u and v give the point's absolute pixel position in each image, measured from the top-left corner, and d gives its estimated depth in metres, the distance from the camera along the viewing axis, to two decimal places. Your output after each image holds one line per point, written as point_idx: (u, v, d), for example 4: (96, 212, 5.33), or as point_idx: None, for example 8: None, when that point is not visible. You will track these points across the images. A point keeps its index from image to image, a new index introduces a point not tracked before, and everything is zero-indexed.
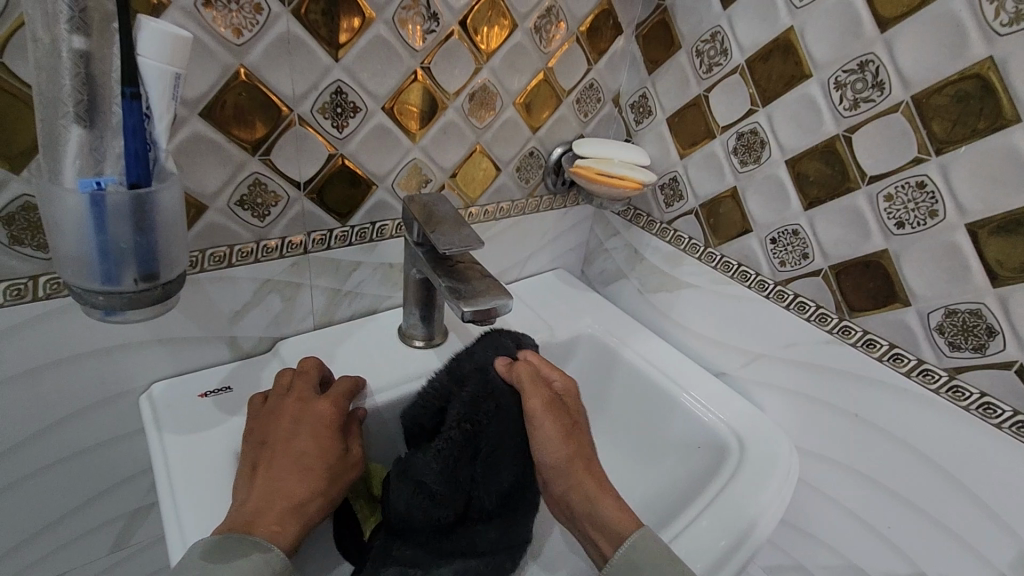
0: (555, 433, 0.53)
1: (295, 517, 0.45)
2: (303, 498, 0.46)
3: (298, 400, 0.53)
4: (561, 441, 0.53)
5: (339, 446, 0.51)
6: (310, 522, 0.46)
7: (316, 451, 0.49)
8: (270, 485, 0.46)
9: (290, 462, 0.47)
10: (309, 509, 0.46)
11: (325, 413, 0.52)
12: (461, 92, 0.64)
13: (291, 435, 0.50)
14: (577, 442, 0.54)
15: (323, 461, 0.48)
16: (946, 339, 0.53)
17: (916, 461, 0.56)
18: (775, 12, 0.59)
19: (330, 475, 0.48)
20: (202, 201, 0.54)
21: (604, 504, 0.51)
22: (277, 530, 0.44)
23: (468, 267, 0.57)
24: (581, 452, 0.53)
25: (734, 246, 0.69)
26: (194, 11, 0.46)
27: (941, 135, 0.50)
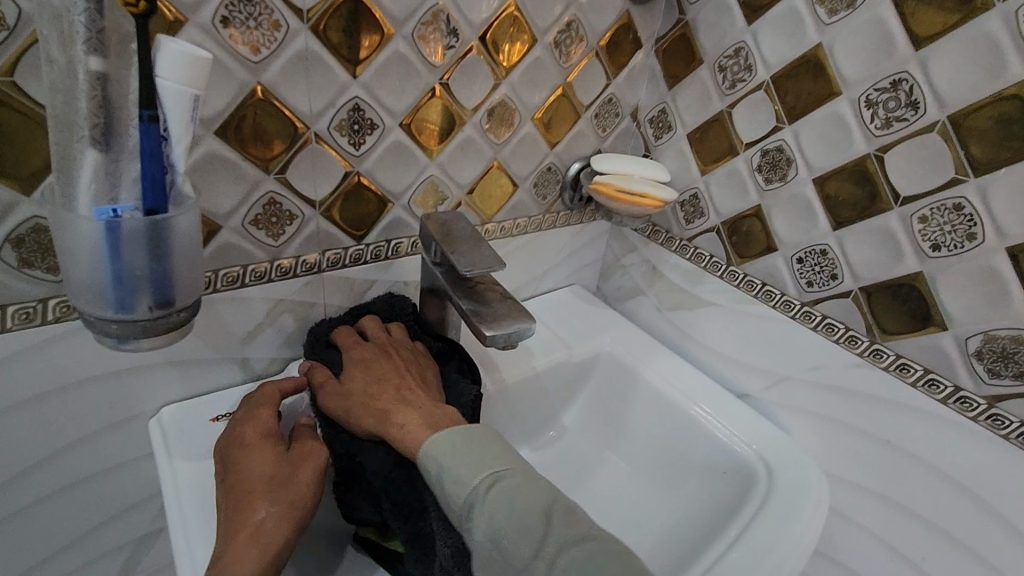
0: (359, 389, 0.51)
1: (256, 543, 0.41)
2: (257, 521, 0.42)
3: (228, 434, 0.50)
4: (365, 389, 0.51)
5: (279, 454, 0.47)
6: (280, 542, 0.41)
7: (251, 472, 0.45)
8: (223, 531, 0.42)
9: (232, 500, 0.43)
10: (267, 526, 0.42)
11: (250, 435, 0.48)
12: (479, 108, 0.62)
13: (227, 473, 0.46)
14: (390, 382, 0.51)
15: (261, 478, 0.44)
16: (985, 366, 0.51)
17: (953, 492, 0.54)
18: (802, 28, 0.57)
19: (277, 485, 0.44)
20: (216, 221, 0.52)
21: (394, 420, 0.47)
22: (239, 562, 0.39)
23: (488, 288, 0.56)
24: (387, 388, 0.50)
25: (758, 265, 0.67)
26: (212, 29, 0.45)
27: (980, 157, 0.48)
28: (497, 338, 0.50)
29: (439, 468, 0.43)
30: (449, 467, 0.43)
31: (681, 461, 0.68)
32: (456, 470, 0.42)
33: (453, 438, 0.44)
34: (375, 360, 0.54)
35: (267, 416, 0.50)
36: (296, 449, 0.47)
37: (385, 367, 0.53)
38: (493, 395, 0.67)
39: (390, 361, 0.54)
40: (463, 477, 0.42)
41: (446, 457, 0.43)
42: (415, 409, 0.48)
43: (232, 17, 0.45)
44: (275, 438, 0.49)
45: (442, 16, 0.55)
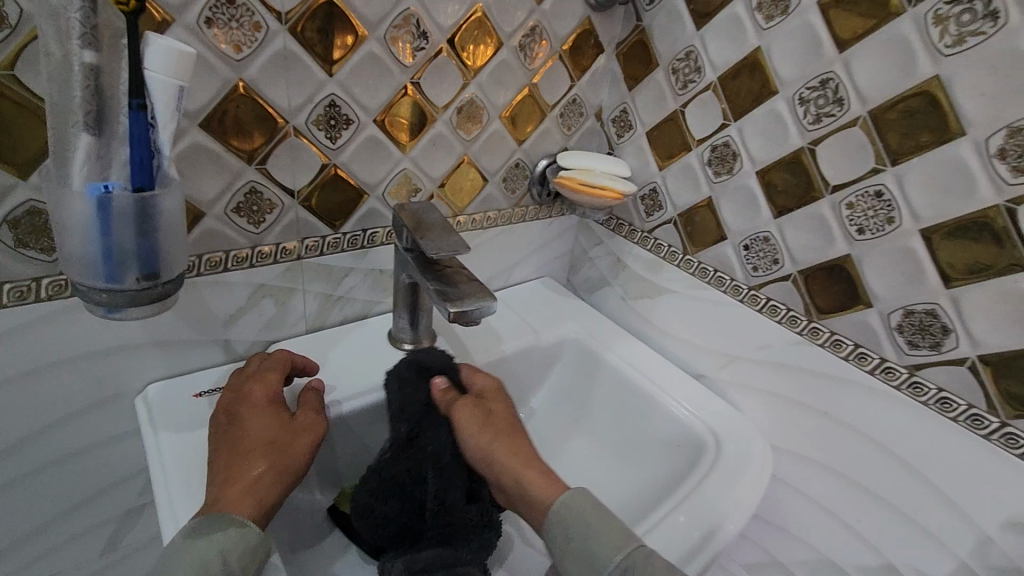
0: (489, 436, 0.53)
1: (250, 496, 0.45)
2: (256, 476, 0.46)
3: (238, 392, 0.54)
4: (496, 437, 0.53)
5: (282, 420, 0.51)
6: (273, 493, 0.46)
7: (257, 427, 0.49)
8: (220, 479, 0.46)
9: (232, 454, 0.47)
10: (263, 482, 0.46)
11: (261, 397, 0.53)
12: (449, 106, 0.67)
13: (233, 426, 0.50)
14: (510, 440, 0.53)
15: (264, 439, 0.48)
16: (906, 338, 0.56)
17: (880, 455, 0.59)
18: (743, 33, 0.63)
19: (277, 448, 0.48)
20: (200, 208, 0.56)
21: (531, 481, 0.50)
22: (233, 506, 0.44)
23: (455, 271, 0.60)
24: (511, 443, 0.53)
25: (710, 253, 0.72)
26: (197, 29, 0.49)
27: (895, 147, 0.54)
28: (462, 314, 0.54)
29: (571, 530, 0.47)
30: (582, 528, 0.46)
31: (642, 437, 0.72)
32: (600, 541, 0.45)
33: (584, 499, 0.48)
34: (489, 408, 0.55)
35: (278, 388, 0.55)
36: (303, 416, 0.52)
37: (499, 420, 0.55)
38: None
39: (501, 410, 0.56)
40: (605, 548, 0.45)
41: (569, 507, 0.48)
42: (547, 476, 0.51)
43: (216, 18, 0.49)
44: (280, 403, 0.53)
45: (412, 20, 0.59)
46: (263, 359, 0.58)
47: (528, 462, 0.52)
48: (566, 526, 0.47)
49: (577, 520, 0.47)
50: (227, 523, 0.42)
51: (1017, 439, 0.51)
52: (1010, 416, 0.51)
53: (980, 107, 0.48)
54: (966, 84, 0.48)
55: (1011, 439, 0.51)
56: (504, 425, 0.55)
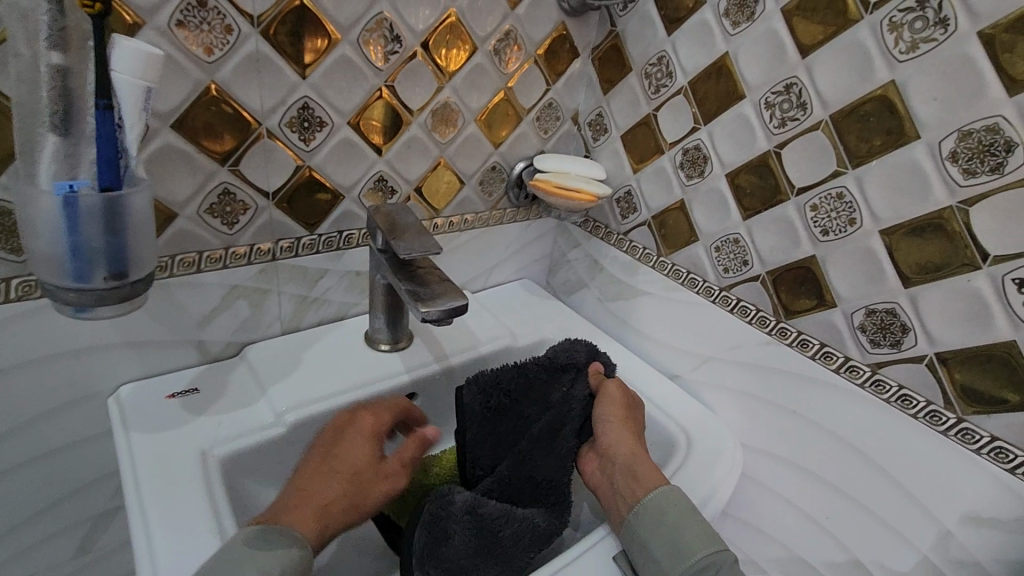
0: (620, 420, 0.61)
1: (319, 518, 0.49)
2: (330, 503, 0.50)
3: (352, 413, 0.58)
4: (625, 421, 0.61)
5: (374, 458, 0.55)
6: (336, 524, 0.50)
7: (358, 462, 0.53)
8: (303, 487, 0.51)
9: (323, 472, 0.52)
10: (333, 511, 0.50)
11: (371, 424, 0.57)
12: (424, 109, 0.68)
13: (336, 442, 0.55)
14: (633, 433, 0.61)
15: (354, 471, 0.53)
16: (868, 337, 0.57)
17: (846, 451, 0.61)
18: (712, 38, 0.64)
19: (358, 486, 0.52)
20: (173, 209, 0.56)
21: (642, 463, 0.57)
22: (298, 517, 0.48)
23: (429, 272, 0.61)
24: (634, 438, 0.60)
25: (683, 254, 0.74)
26: (167, 31, 0.49)
27: (855, 150, 0.55)
28: (433, 314, 0.55)
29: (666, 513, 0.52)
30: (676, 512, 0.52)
31: None
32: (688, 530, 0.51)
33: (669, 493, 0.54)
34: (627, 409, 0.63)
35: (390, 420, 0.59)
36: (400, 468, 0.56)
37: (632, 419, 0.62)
38: (440, 376, 0.71)
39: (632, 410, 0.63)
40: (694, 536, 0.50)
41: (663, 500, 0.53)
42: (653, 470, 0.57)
43: (186, 21, 0.50)
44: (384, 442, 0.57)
45: (385, 24, 0.60)
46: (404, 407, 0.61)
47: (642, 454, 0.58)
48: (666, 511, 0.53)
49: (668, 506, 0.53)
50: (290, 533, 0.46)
51: (974, 435, 0.52)
52: (966, 412, 0.52)
53: (934, 111, 0.49)
54: (921, 89, 0.50)
55: (968, 435, 0.52)
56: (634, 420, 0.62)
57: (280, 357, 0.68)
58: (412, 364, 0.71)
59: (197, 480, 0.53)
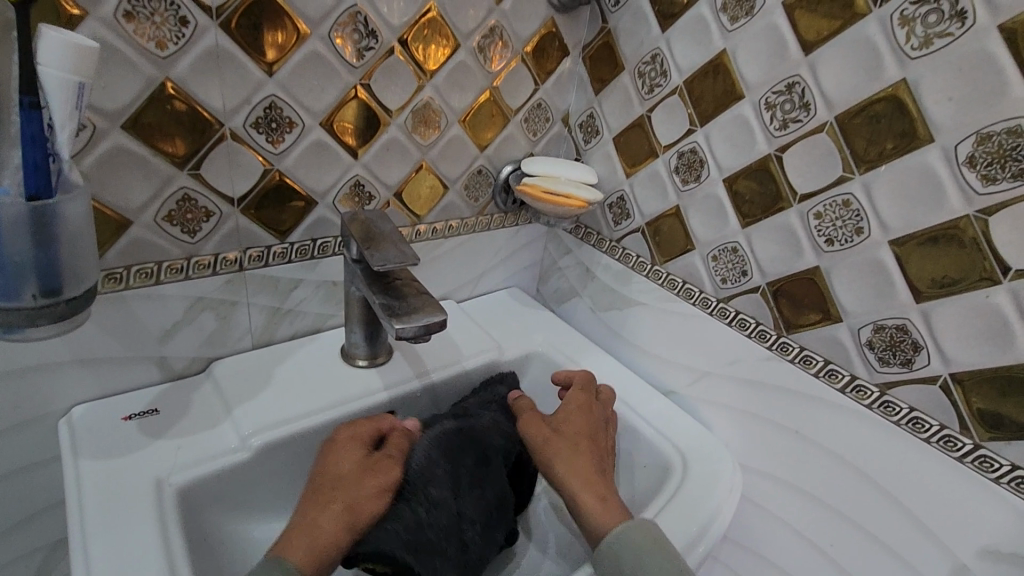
0: (565, 463, 0.53)
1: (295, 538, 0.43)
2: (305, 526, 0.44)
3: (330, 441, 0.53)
4: (566, 443, 0.54)
5: (359, 460, 0.50)
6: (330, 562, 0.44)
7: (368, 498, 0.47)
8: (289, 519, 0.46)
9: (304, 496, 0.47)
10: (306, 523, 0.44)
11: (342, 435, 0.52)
12: (403, 109, 0.64)
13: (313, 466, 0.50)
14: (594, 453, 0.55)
15: (328, 482, 0.48)
16: (876, 354, 0.53)
17: (852, 476, 0.57)
18: (708, 35, 0.60)
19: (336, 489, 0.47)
20: (126, 217, 0.52)
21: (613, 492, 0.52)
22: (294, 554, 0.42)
23: (407, 284, 0.57)
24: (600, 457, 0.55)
25: (679, 263, 0.70)
26: (114, 23, 0.45)
27: (863, 155, 0.51)
28: (408, 330, 0.51)
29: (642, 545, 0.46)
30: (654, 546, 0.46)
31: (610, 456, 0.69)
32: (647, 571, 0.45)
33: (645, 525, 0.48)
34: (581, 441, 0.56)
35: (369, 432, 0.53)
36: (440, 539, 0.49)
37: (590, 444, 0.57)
38: (421, 393, 0.67)
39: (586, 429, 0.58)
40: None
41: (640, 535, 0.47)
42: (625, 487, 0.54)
43: (135, 12, 0.46)
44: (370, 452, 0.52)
45: (359, 18, 0.56)
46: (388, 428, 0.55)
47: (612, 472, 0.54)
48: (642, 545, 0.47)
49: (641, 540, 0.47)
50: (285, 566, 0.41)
51: (992, 462, 0.48)
52: (984, 437, 0.48)
53: (949, 112, 0.46)
54: (935, 88, 0.46)
55: (986, 462, 0.48)
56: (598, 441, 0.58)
57: (249, 374, 0.64)
58: (391, 380, 0.66)
59: (150, 512, 0.49)
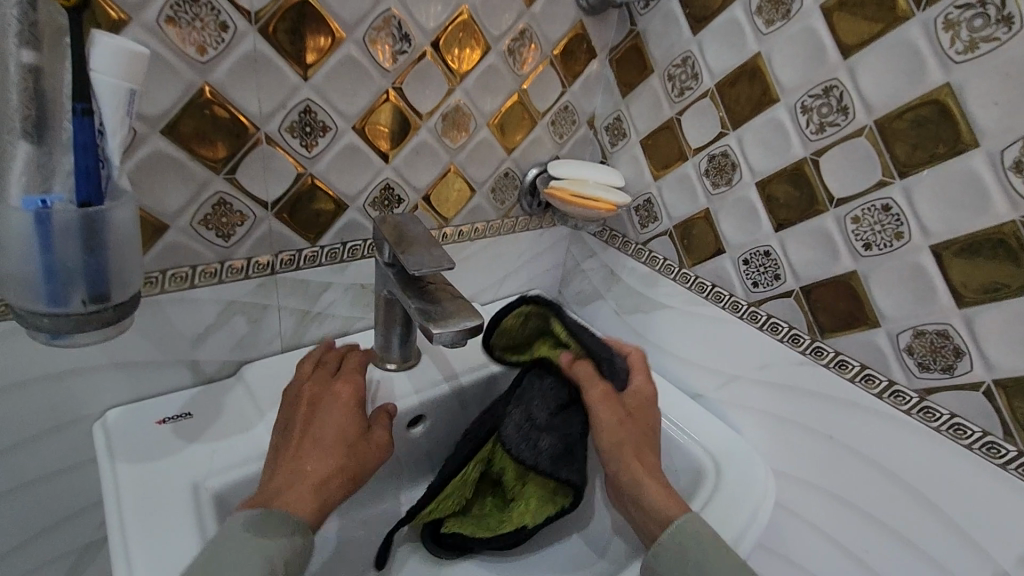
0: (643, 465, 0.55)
1: (315, 494, 0.49)
2: (328, 475, 0.51)
3: (325, 384, 0.59)
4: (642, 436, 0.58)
5: (356, 427, 0.55)
6: (335, 498, 0.51)
7: (337, 427, 0.54)
8: (295, 467, 0.51)
9: (317, 448, 0.52)
10: (323, 483, 0.50)
11: (345, 395, 0.57)
12: (434, 112, 0.64)
13: (312, 417, 0.55)
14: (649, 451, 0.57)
15: (342, 440, 0.54)
16: (916, 360, 0.53)
17: (887, 482, 0.56)
18: (742, 38, 0.60)
19: (351, 447, 0.54)
20: (163, 221, 0.52)
21: (652, 491, 0.53)
22: (299, 501, 0.48)
23: (440, 288, 0.56)
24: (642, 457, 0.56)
25: (708, 266, 0.69)
26: (156, 27, 0.45)
27: (904, 159, 0.51)
28: (444, 336, 0.50)
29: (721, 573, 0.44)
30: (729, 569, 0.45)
31: None
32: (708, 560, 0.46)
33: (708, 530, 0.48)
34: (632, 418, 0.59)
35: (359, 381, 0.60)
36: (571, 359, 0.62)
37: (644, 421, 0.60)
38: (451, 396, 0.67)
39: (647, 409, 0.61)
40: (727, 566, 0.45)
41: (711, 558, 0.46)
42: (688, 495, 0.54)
43: (176, 17, 0.46)
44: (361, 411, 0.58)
45: (393, 21, 0.56)
46: (320, 353, 0.63)
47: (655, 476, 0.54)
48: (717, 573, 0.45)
49: (699, 552, 0.46)
50: (290, 516, 0.47)
51: None
52: None
53: (995, 116, 0.45)
54: (980, 93, 0.46)
55: (994, 449, 0.50)
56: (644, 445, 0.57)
57: (278, 377, 0.64)
58: (421, 384, 0.66)
59: (189, 516, 0.49)
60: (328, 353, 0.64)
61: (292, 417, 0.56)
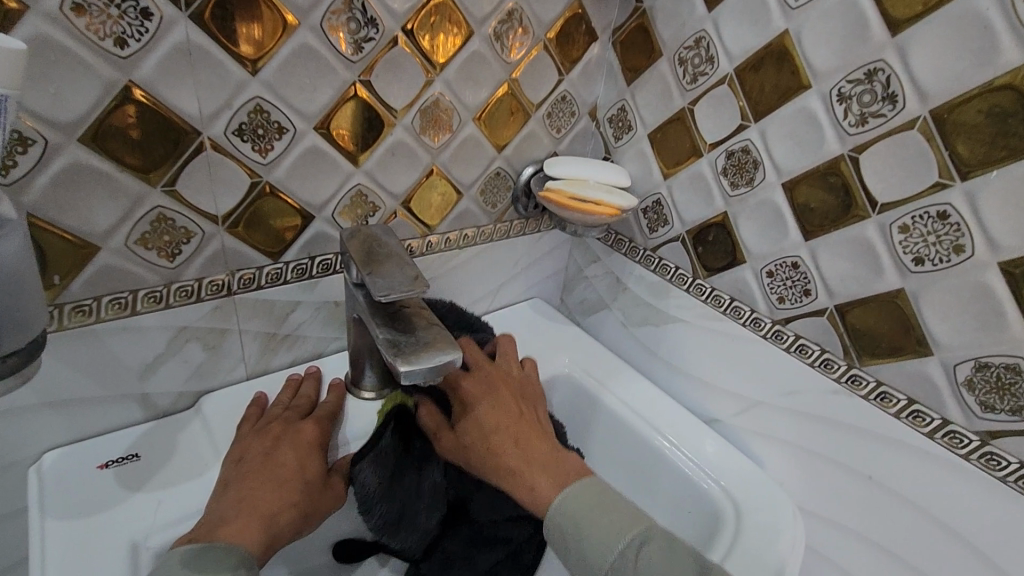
0: (509, 449, 0.50)
1: (263, 524, 0.44)
2: (278, 509, 0.46)
3: (290, 420, 0.54)
4: (507, 412, 0.53)
5: (318, 469, 0.51)
6: (284, 537, 0.46)
7: (297, 464, 0.50)
8: (243, 495, 0.46)
9: (267, 479, 0.48)
10: (275, 518, 0.45)
11: (310, 434, 0.52)
12: (411, 108, 0.56)
13: (271, 449, 0.50)
14: (534, 429, 0.53)
15: (300, 477, 0.49)
16: (978, 398, 0.45)
17: (940, 536, 0.48)
18: (766, 14, 0.51)
19: (310, 489, 0.49)
20: (92, 242, 0.45)
21: (524, 481, 0.48)
22: (244, 534, 0.43)
23: (416, 314, 0.49)
24: (523, 441, 0.51)
25: (725, 277, 0.61)
26: (60, 16, 0.38)
27: (966, 157, 0.42)
28: (413, 373, 0.43)
29: (575, 524, 0.44)
30: (590, 528, 0.44)
31: (650, 497, 0.61)
32: (596, 529, 0.44)
33: (587, 494, 0.46)
34: (505, 391, 0.55)
35: (329, 425, 0.55)
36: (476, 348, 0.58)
37: (528, 403, 0.56)
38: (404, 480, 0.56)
39: (533, 388, 0.59)
40: (604, 539, 0.43)
41: (589, 521, 0.44)
42: (578, 467, 0.49)
43: (85, 3, 0.38)
44: (325, 453, 0.53)
45: (355, 3, 0.48)
46: (297, 385, 0.59)
47: (532, 465, 0.49)
48: (572, 523, 0.45)
49: (587, 516, 0.44)
50: (233, 549, 0.41)
51: None
52: None
53: None
54: None
55: None
56: (518, 423, 0.53)
57: (240, 410, 0.57)
58: None
59: None
60: (302, 390, 0.59)
61: (249, 447, 0.51)
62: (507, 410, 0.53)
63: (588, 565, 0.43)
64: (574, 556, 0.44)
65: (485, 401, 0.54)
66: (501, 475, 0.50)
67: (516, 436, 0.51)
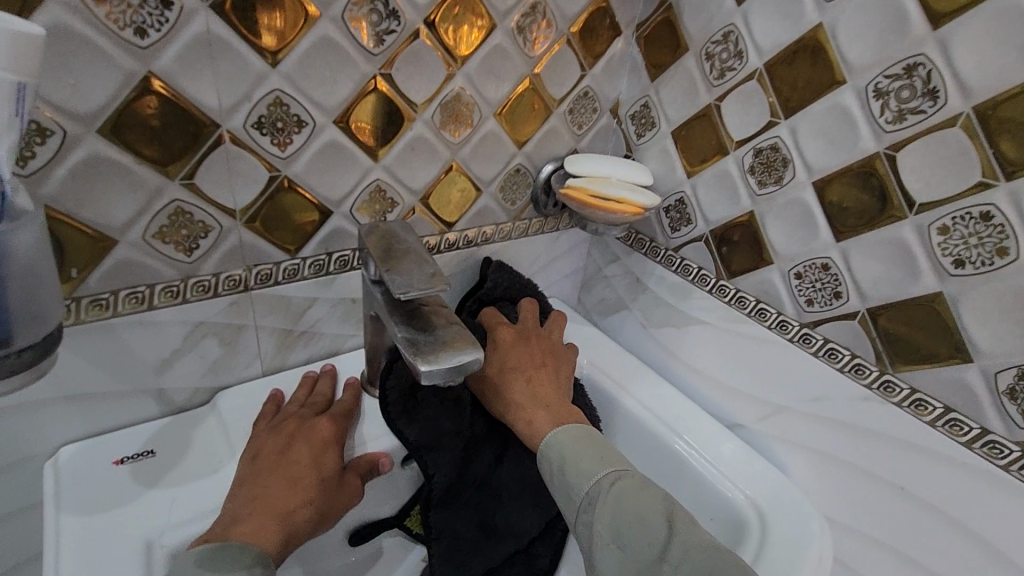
0: (521, 383, 0.53)
1: (278, 523, 0.44)
2: (292, 508, 0.45)
3: (305, 417, 0.53)
4: (534, 360, 0.55)
5: (333, 466, 0.50)
6: (300, 535, 0.45)
7: (312, 462, 0.49)
8: (257, 494, 0.45)
9: (282, 477, 0.47)
10: (289, 516, 0.45)
11: (325, 430, 0.51)
12: (431, 102, 0.55)
13: (285, 446, 0.50)
14: (551, 376, 0.55)
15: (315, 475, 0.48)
16: (1019, 408, 0.43)
17: (976, 552, 0.46)
18: (799, 7, 0.49)
19: (326, 485, 0.48)
20: (110, 235, 0.45)
21: (524, 417, 0.51)
22: (259, 534, 0.42)
23: (435, 312, 0.48)
24: (539, 384, 0.53)
25: (751, 278, 0.59)
26: (80, 6, 0.37)
27: (1012, 156, 0.40)
28: (433, 373, 0.42)
29: (563, 456, 0.46)
30: (573, 459, 0.45)
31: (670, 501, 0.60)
32: (579, 459, 0.45)
33: (578, 432, 0.48)
34: (535, 346, 0.58)
35: (345, 423, 0.54)
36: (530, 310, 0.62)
37: (557, 361, 0.58)
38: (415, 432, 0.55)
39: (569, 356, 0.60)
40: (585, 468, 0.45)
41: (573, 453, 0.46)
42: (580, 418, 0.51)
43: None
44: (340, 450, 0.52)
45: None
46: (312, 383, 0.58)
47: (537, 402, 0.51)
48: (559, 452, 0.47)
49: (574, 448, 0.46)
50: (248, 548, 0.40)
51: None
52: None
53: None
54: None
55: None
56: (542, 369, 0.55)
57: (255, 407, 0.56)
58: None
59: None
60: (318, 389, 0.58)
61: (264, 444, 0.50)
62: (531, 357, 0.56)
63: (569, 490, 0.44)
64: (558, 486, 0.45)
65: (513, 346, 0.56)
66: (511, 400, 0.52)
67: (534, 376, 0.54)
